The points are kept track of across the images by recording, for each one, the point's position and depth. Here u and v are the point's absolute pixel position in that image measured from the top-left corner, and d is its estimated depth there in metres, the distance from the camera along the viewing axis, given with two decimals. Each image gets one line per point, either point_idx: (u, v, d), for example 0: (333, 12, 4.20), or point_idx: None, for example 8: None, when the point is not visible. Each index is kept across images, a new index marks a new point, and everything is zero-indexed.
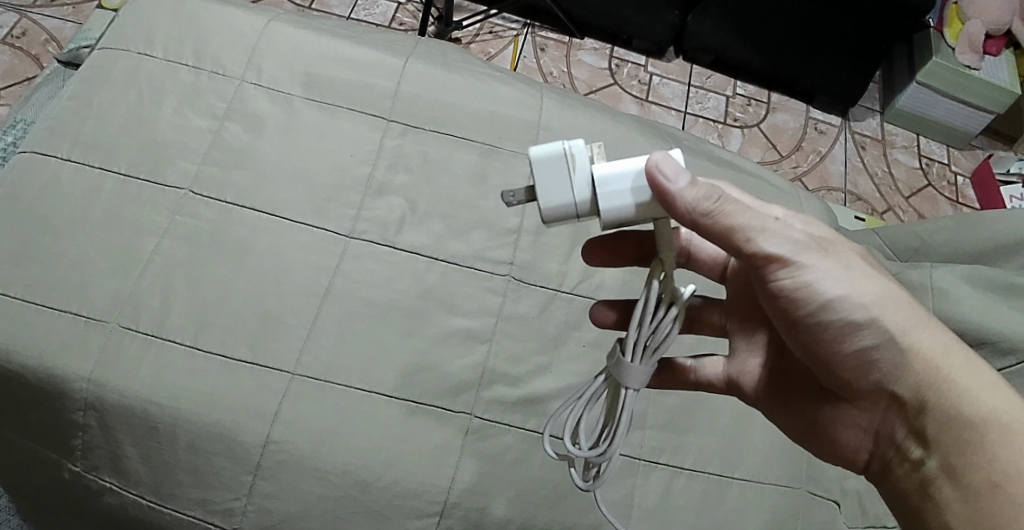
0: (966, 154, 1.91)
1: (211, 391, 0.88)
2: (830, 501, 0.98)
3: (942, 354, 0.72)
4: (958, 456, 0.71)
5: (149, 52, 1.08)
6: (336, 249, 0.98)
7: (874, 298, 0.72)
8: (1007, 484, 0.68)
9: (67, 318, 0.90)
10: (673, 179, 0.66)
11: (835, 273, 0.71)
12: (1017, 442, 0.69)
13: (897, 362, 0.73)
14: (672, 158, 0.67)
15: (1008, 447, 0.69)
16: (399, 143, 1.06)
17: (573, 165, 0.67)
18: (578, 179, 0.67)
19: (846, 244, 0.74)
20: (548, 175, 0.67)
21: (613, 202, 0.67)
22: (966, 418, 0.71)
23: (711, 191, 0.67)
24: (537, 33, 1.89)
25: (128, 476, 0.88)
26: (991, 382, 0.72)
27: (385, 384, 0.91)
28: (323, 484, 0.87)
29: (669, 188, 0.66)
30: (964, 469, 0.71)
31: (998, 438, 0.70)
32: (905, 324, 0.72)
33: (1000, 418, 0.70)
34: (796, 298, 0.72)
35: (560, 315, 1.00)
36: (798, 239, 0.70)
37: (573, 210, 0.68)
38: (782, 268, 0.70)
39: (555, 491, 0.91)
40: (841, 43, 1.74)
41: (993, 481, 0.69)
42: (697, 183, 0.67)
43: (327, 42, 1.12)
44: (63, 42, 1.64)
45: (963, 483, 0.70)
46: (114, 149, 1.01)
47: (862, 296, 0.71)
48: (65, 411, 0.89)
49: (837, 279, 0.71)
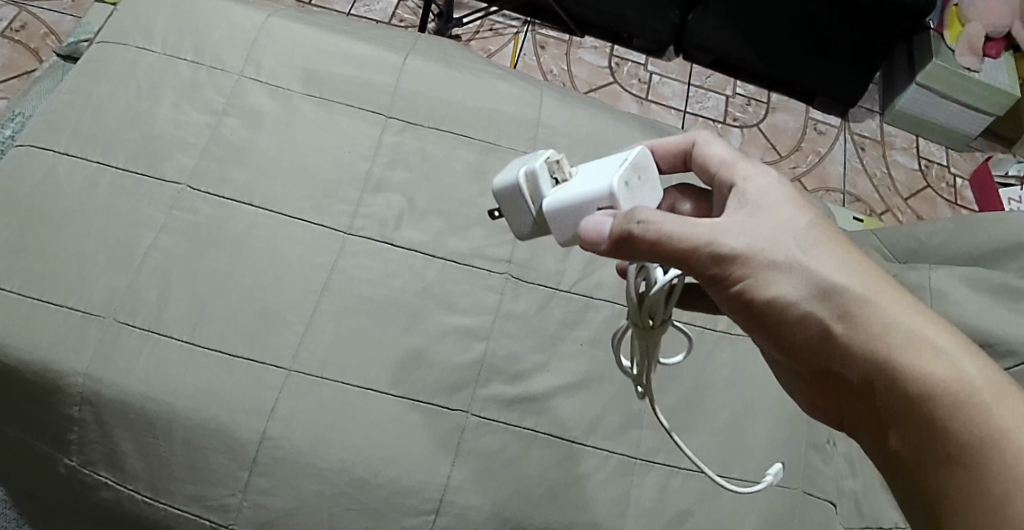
0: (965, 156, 1.91)
1: (208, 387, 0.88)
2: (826, 502, 0.97)
3: (887, 318, 0.62)
4: (915, 435, 0.59)
5: (148, 47, 1.08)
6: (334, 245, 0.97)
7: (810, 281, 0.64)
8: (965, 460, 0.55)
9: (63, 313, 0.90)
10: (597, 236, 0.67)
11: (769, 263, 0.64)
12: (977, 412, 0.57)
13: (836, 348, 0.63)
14: (594, 217, 0.67)
15: (966, 422, 0.56)
16: (399, 139, 1.06)
17: (529, 193, 0.73)
18: (535, 204, 0.73)
19: (786, 222, 0.66)
20: (509, 199, 0.75)
21: (558, 229, 0.72)
22: (914, 393, 0.59)
23: (628, 228, 0.65)
24: (537, 31, 1.89)
25: (124, 471, 0.87)
26: (951, 341, 0.60)
27: (381, 381, 0.91)
28: (318, 481, 0.86)
29: (596, 245, 0.67)
30: (926, 455, 0.58)
31: (956, 414, 0.57)
32: (844, 301, 0.63)
33: (957, 383, 0.58)
34: (747, 304, 0.66)
35: (558, 313, 1.00)
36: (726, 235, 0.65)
37: (532, 228, 0.75)
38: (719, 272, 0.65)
39: (551, 489, 0.90)
40: (840, 44, 1.74)
41: (946, 456, 0.57)
42: (617, 221, 0.66)
43: (327, 38, 1.11)
44: (62, 36, 1.63)
45: (920, 470, 0.58)
46: (112, 143, 1.00)
47: (793, 284, 0.64)
48: (61, 405, 0.88)
49: (772, 271, 0.64)
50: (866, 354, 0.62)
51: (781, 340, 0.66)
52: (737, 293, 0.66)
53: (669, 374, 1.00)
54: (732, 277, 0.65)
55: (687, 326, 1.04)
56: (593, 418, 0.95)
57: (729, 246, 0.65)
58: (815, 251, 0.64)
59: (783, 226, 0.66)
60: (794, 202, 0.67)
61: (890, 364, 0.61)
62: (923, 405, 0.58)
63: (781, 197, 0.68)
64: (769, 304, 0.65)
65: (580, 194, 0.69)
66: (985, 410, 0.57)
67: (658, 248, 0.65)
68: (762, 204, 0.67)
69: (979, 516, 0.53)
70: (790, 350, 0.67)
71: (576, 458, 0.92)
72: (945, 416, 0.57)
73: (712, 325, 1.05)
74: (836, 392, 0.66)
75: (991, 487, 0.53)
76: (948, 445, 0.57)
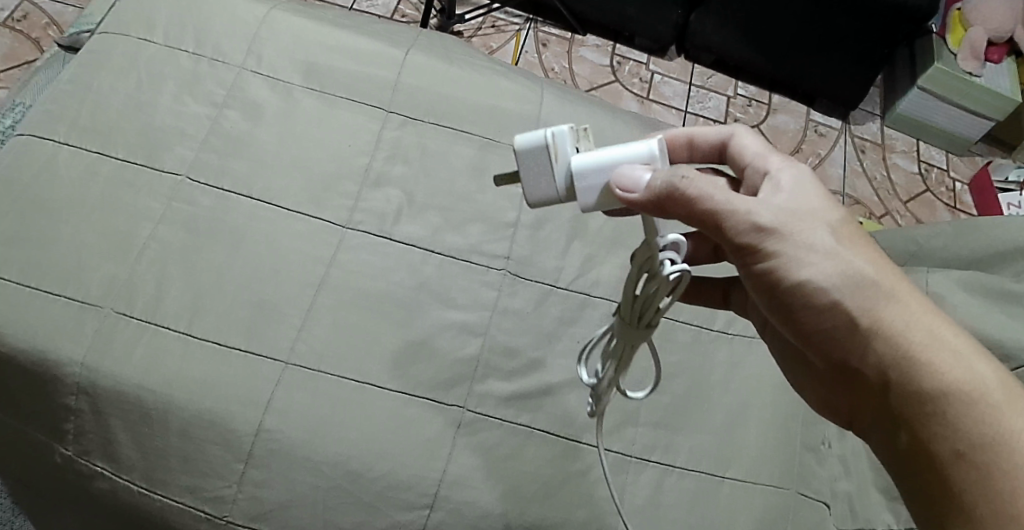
0: (966, 161, 1.91)
1: (204, 379, 0.88)
2: (820, 503, 0.96)
3: (911, 318, 0.67)
4: (925, 429, 0.64)
5: (149, 38, 1.08)
6: (332, 239, 0.97)
7: (843, 269, 0.67)
8: (972, 452, 0.62)
9: (61, 302, 0.90)
10: (636, 188, 0.66)
11: (807, 248, 0.67)
12: (985, 410, 0.63)
13: (858, 336, 0.68)
14: (636, 172, 0.67)
15: (980, 419, 0.63)
16: (398, 134, 1.06)
17: (556, 156, 0.67)
18: (563, 166, 0.68)
19: (823, 213, 0.68)
20: (532, 164, 0.67)
21: (591, 193, 0.68)
22: (932, 388, 0.65)
23: (673, 181, 0.66)
24: (539, 29, 1.89)
25: (119, 461, 0.88)
26: (967, 346, 0.66)
27: (378, 375, 0.91)
28: (313, 474, 0.86)
29: (633, 197, 0.66)
30: (935, 443, 0.64)
31: (968, 409, 0.63)
32: (871, 296, 0.67)
33: (972, 384, 0.64)
34: (773, 283, 0.69)
35: (555, 310, 1.00)
36: (768, 215, 0.67)
37: (556, 197, 0.69)
38: (755, 247, 0.67)
39: (546, 486, 0.90)
40: (841, 46, 1.74)
41: (955, 451, 0.62)
42: (661, 171, 0.66)
43: (328, 32, 1.11)
44: (64, 27, 1.63)
45: (928, 458, 0.64)
46: (112, 134, 1.00)
47: (824, 268, 0.67)
48: (57, 395, 0.89)
49: (808, 256, 0.67)
50: (885, 347, 0.67)
51: (804, 321, 0.70)
52: (764, 270, 0.68)
53: (666, 373, 1.01)
54: (765, 253, 0.67)
55: (684, 325, 1.04)
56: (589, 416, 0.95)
57: (769, 225, 0.67)
58: (847, 244, 0.68)
59: (818, 214, 0.68)
60: (827, 193, 0.69)
61: (911, 359, 0.66)
62: (937, 398, 0.64)
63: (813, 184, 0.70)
64: (798, 284, 0.67)
65: (624, 153, 0.68)
66: (996, 411, 0.62)
67: (694, 205, 0.67)
68: (797, 189, 0.69)
69: (983, 511, 0.59)
70: (812, 331, 0.70)
71: (571, 455, 0.93)
72: (955, 415, 0.63)
73: (709, 325, 1.05)
74: (848, 376, 0.70)
75: (997, 483, 0.60)
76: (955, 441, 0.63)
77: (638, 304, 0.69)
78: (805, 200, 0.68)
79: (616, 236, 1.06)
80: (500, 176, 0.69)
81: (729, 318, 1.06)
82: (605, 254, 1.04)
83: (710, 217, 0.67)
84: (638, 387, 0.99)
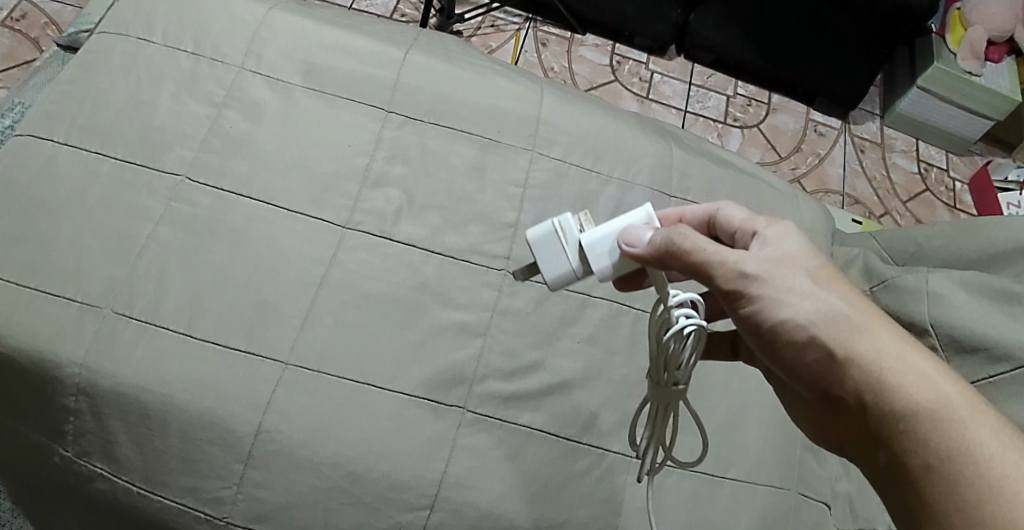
0: (965, 160, 1.91)
1: (204, 380, 0.88)
2: (820, 504, 0.98)
3: (883, 345, 0.67)
4: (899, 447, 0.64)
5: (148, 38, 1.07)
6: (333, 240, 0.97)
7: (820, 307, 0.69)
8: (942, 465, 0.62)
9: (61, 303, 0.90)
10: (637, 244, 0.73)
11: (789, 291, 0.69)
12: (952, 425, 0.63)
13: (837, 367, 0.68)
14: (638, 230, 0.74)
15: (951, 434, 0.63)
16: (398, 134, 1.06)
17: (564, 239, 0.75)
18: (573, 248, 0.76)
19: (803, 260, 0.72)
20: (545, 252, 0.76)
21: (601, 264, 0.75)
22: (901, 408, 0.65)
23: (671, 236, 0.72)
24: (539, 28, 1.89)
25: (119, 462, 0.87)
26: (935, 369, 0.66)
27: (378, 376, 0.91)
28: (313, 475, 0.86)
29: (636, 252, 0.73)
30: (908, 461, 0.64)
31: (936, 425, 0.63)
32: (845, 328, 0.68)
33: (938, 402, 0.64)
34: (757, 328, 0.71)
35: (556, 310, 1.00)
36: (752, 264, 0.70)
37: (573, 276, 0.76)
38: (740, 291, 0.70)
39: (547, 487, 0.90)
40: (840, 46, 1.74)
41: (924, 465, 0.63)
42: (659, 232, 0.73)
43: (328, 32, 1.11)
44: (62, 27, 1.63)
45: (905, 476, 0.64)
46: (111, 134, 1.00)
47: (806, 306, 0.69)
48: (57, 396, 0.88)
49: (788, 296, 0.69)
50: (862, 374, 0.67)
51: (787, 359, 0.71)
52: (748, 314, 0.71)
53: None
54: (749, 299, 0.70)
55: None
56: (590, 416, 0.95)
57: (754, 271, 0.70)
58: (827, 286, 0.70)
59: (798, 259, 0.71)
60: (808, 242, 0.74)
61: (885, 384, 0.66)
62: (909, 417, 0.64)
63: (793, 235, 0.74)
64: (781, 323, 0.69)
65: (623, 222, 0.76)
66: (962, 424, 0.63)
67: (688, 260, 0.71)
68: (778, 241, 0.73)
69: (956, 520, 0.60)
70: (794, 370, 0.71)
71: (572, 456, 0.93)
72: (927, 434, 0.63)
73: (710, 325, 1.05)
74: (831, 409, 0.71)
75: (967, 489, 0.60)
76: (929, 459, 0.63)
77: (659, 365, 0.72)
78: (784, 248, 0.72)
79: None
80: (521, 270, 0.77)
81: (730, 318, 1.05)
82: None
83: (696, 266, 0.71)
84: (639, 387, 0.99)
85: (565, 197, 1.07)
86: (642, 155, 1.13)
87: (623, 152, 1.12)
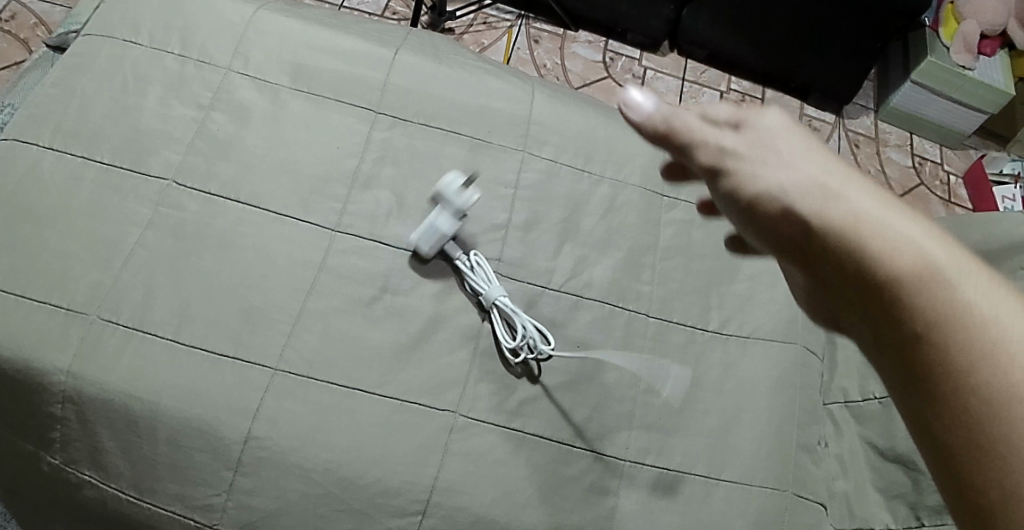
0: (959, 154, 1.91)
1: (192, 387, 0.87)
2: (817, 504, 0.99)
3: (918, 240, 0.58)
4: (927, 354, 0.56)
5: (134, 40, 1.06)
6: (322, 243, 0.96)
7: (792, 183, 0.64)
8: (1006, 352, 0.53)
9: (46, 310, 0.89)
10: None
11: (763, 167, 0.66)
12: (951, 290, 0.56)
13: (817, 237, 0.62)
14: None
15: (981, 307, 0.55)
16: (388, 135, 1.04)
17: None
18: None
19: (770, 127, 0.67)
20: None
21: None
22: (929, 312, 0.56)
23: (671, 114, 0.72)
24: (531, 25, 1.87)
25: (107, 470, 0.87)
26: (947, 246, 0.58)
27: (368, 380, 0.90)
28: (303, 482, 0.85)
29: None
30: (944, 372, 0.55)
31: (957, 309, 0.55)
32: (818, 196, 0.62)
33: (924, 267, 0.57)
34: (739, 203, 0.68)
35: (548, 312, 0.99)
36: (728, 140, 0.69)
37: None
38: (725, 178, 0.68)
39: (539, 491, 0.89)
40: (835, 40, 1.73)
41: (967, 358, 0.54)
42: None
43: (316, 32, 1.10)
44: (52, 27, 1.62)
45: (954, 399, 0.54)
46: (96, 138, 0.99)
47: (852, 200, 0.61)
48: (44, 403, 0.88)
49: (772, 162, 0.65)
50: (861, 247, 0.59)
51: (758, 218, 0.66)
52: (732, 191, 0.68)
53: (659, 374, 1.00)
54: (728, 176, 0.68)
55: (678, 326, 1.03)
56: (582, 420, 0.94)
57: (731, 146, 0.68)
58: (831, 168, 0.63)
59: (795, 142, 0.65)
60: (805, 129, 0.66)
61: (895, 281, 0.58)
62: (934, 330, 0.55)
63: (809, 140, 0.66)
64: (766, 196, 0.65)
65: None
66: (993, 322, 0.55)
67: (668, 136, 0.72)
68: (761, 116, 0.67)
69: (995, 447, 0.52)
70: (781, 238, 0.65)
71: (564, 460, 0.92)
72: (910, 298, 0.57)
73: (703, 325, 1.04)
74: (880, 364, 0.60)
75: (981, 378, 0.53)
76: (927, 335, 0.56)
77: None
78: (774, 114, 0.67)
79: (608, 237, 1.06)
80: None
81: (722, 318, 1.05)
82: (596, 256, 1.04)
83: (730, 196, 0.68)
84: (632, 390, 0.98)
85: (557, 198, 1.06)
86: (634, 154, 1.12)
87: (615, 151, 1.12)
